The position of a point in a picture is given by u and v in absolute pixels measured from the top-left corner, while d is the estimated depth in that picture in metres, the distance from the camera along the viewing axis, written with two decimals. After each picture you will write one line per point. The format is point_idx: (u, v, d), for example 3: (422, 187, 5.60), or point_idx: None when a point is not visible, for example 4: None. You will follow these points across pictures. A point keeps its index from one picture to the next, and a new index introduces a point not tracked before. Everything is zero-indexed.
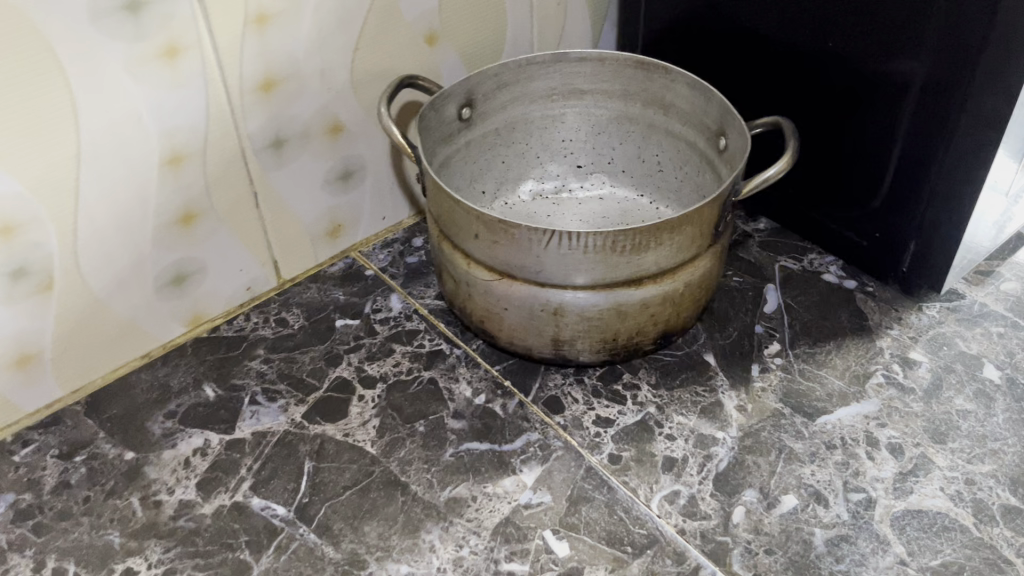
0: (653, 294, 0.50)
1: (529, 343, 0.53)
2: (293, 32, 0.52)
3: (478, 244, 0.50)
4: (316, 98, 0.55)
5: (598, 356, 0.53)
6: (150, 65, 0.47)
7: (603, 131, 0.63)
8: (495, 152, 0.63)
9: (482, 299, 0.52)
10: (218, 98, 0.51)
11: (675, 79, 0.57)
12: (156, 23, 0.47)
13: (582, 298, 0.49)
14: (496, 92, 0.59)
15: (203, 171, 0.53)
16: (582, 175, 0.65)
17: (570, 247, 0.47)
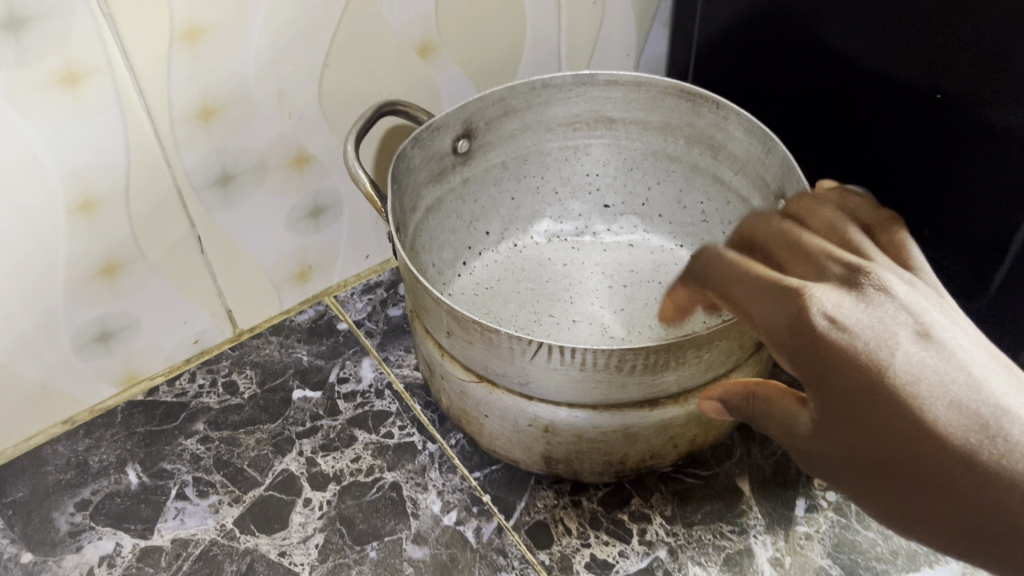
0: (674, 415, 0.39)
1: (514, 454, 0.42)
2: (237, 50, 0.41)
3: (451, 340, 0.38)
4: (272, 126, 0.44)
5: (602, 476, 0.42)
6: (42, 97, 0.37)
7: (637, 167, 0.51)
8: (502, 187, 0.51)
9: (459, 397, 0.42)
10: (141, 132, 0.41)
11: (729, 116, 0.44)
12: (46, 45, 0.36)
13: (580, 418, 0.38)
14: (503, 120, 0.47)
15: (126, 216, 0.43)
16: (609, 216, 0.54)
17: (563, 364, 0.35)
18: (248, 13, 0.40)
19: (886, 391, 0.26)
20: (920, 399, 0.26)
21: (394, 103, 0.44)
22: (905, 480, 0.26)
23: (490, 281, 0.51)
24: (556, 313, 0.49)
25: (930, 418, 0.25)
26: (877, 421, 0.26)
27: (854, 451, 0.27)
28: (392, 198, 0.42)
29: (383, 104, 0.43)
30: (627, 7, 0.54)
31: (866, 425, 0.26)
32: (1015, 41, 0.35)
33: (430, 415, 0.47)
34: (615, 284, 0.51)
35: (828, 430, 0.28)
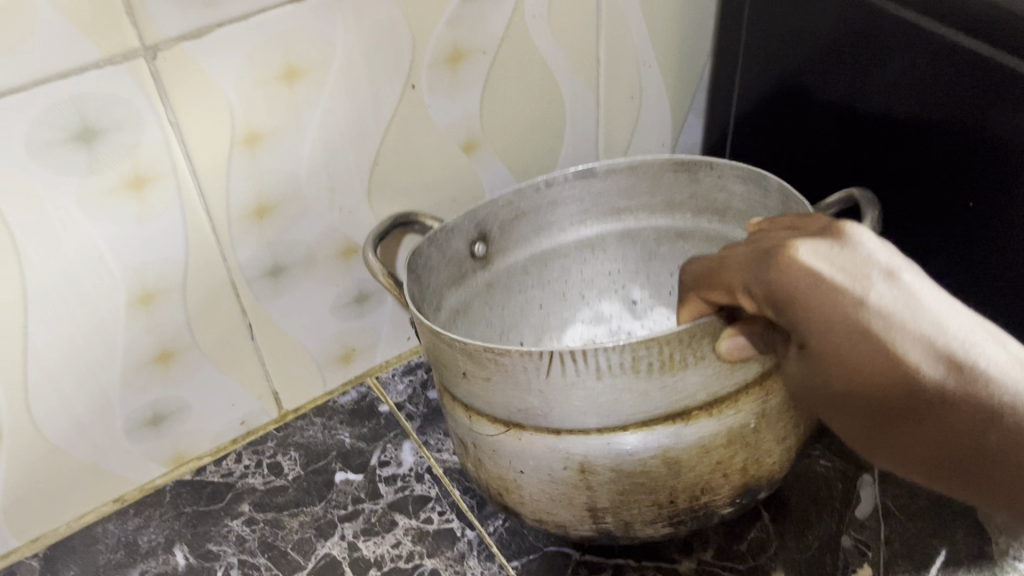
0: (716, 433, 0.37)
1: (554, 511, 0.40)
2: (292, 152, 0.43)
3: (469, 386, 0.38)
4: (322, 221, 0.46)
5: (656, 528, 0.40)
6: (110, 200, 0.39)
7: (655, 257, 0.53)
8: (528, 294, 0.52)
9: (492, 459, 0.40)
10: (200, 230, 0.43)
11: (730, 174, 0.46)
12: (117, 154, 0.38)
13: (616, 448, 0.37)
14: (517, 219, 0.49)
15: (182, 308, 0.45)
16: (639, 312, 0.55)
17: (581, 376, 0.34)
18: (304, 118, 0.42)
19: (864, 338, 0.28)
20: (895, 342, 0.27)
21: (406, 216, 0.46)
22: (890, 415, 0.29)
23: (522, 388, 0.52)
24: None
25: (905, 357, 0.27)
26: (857, 367, 0.28)
27: (846, 393, 0.29)
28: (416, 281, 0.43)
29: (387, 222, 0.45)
30: (662, 102, 0.56)
31: (854, 376, 0.28)
32: None
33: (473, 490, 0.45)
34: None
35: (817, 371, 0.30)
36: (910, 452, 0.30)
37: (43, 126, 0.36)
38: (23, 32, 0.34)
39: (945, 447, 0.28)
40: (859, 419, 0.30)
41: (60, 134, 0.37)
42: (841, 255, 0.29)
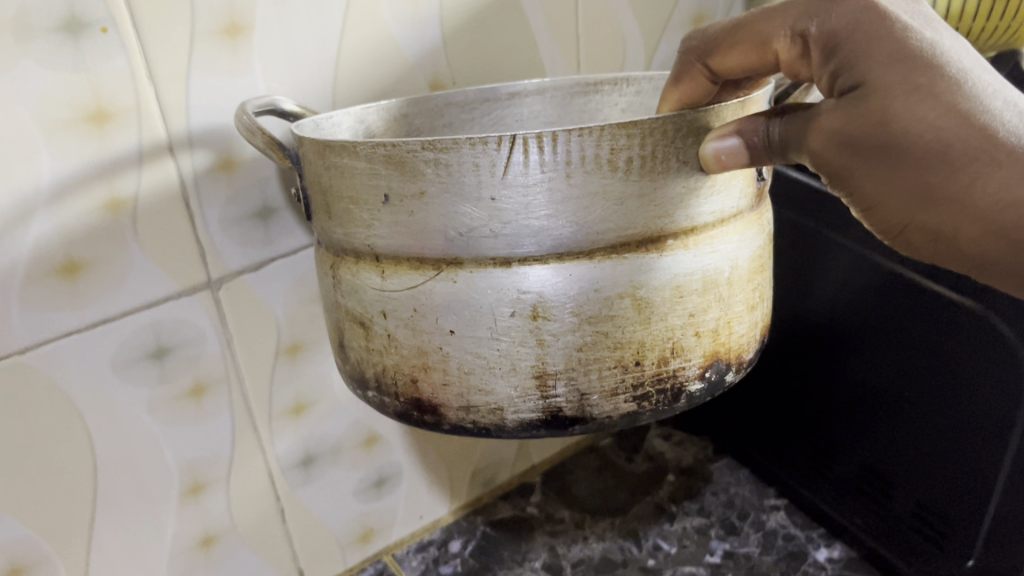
0: (688, 273, 0.32)
1: (493, 384, 0.32)
2: (325, 359, 0.51)
3: (390, 214, 0.31)
4: (348, 415, 0.54)
5: (618, 407, 0.32)
6: (173, 406, 0.46)
7: None
8: None
9: (410, 330, 0.32)
10: (245, 426, 0.50)
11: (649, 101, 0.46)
12: (182, 367, 0.46)
13: (575, 278, 0.30)
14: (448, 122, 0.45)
15: (226, 495, 0.50)
16: None
17: (545, 174, 0.28)
18: None
19: (928, 65, 0.27)
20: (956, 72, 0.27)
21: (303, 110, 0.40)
22: (944, 157, 0.28)
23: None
24: None
25: (967, 91, 0.27)
26: (921, 97, 0.27)
27: (889, 151, 0.28)
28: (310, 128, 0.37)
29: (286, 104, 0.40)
30: None
31: (917, 136, 0.27)
32: (923, 346, 0.45)
33: (381, 401, 0.35)
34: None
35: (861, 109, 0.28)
36: (947, 220, 0.30)
37: (126, 349, 0.43)
38: (120, 275, 0.42)
39: (991, 203, 0.29)
40: (896, 193, 0.29)
41: (138, 353, 0.44)
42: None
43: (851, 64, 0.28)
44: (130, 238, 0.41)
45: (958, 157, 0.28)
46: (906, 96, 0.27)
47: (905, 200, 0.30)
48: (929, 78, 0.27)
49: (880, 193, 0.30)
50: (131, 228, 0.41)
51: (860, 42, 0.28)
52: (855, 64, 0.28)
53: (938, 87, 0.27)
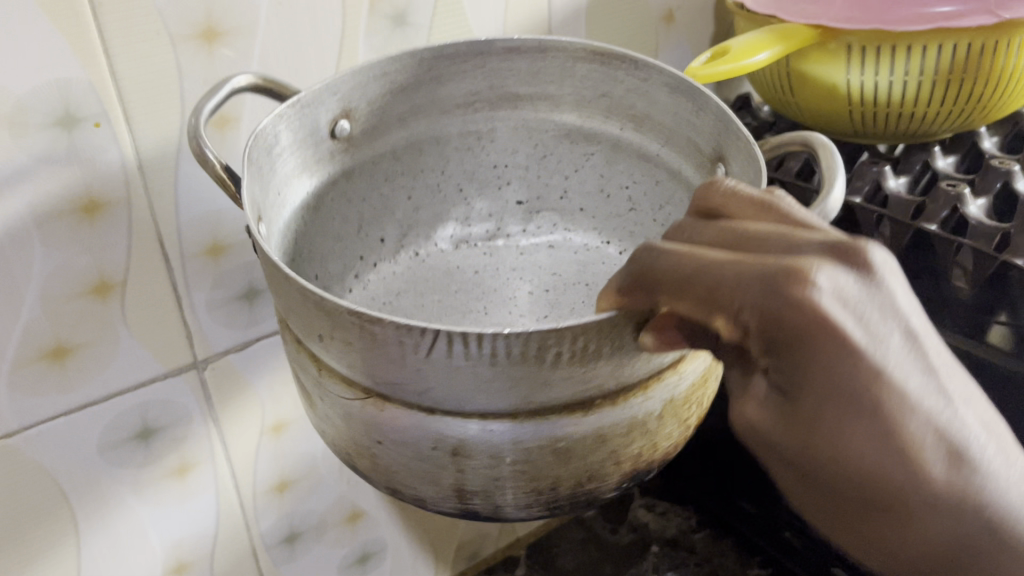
0: (615, 421, 0.29)
1: (415, 485, 0.31)
2: (309, 437, 0.53)
3: (323, 345, 0.28)
4: (331, 491, 0.55)
5: (529, 514, 0.31)
6: (158, 485, 0.47)
7: (551, 154, 0.46)
8: (394, 182, 0.44)
9: (346, 421, 0.31)
10: (229, 503, 0.51)
11: (670, 128, 0.40)
12: (169, 448, 0.47)
13: (498, 432, 0.28)
14: (336, 253, 0.42)
15: (209, 571, 0.52)
16: (524, 215, 0.48)
17: (473, 360, 0.25)
18: None
19: (874, 409, 0.21)
20: (914, 410, 0.21)
21: (265, 83, 0.36)
22: (872, 508, 0.22)
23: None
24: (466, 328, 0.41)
25: (921, 441, 0.21)
26: (851, 442, 0.21)
27: (808, 478, 0.22)
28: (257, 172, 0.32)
29: (246, 77, 0.35)
30: None
31: (838, 475, 0.22)
32: None
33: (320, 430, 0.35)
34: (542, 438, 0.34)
35: (786, 426, 0.22)
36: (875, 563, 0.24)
37: (112, 432, 0.44)
38: (108, 358, 0.43)
39: (921, 558, 0.23)
40: (822, 520, 0.23)
41: (124, 435, 0.45)
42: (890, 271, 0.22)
43: (790, 378, 0.21)
44: (118, 322, 0.42)
45: (889, 510, 0.22)
46: (836, 434, 0.21)
47: (836, 532, 0.24)
48: (868, 422, 0.21)
49: (802, 507, 0.24)
50: (119, 313, 0.42)
51: (795, 355, 0.21)
52: (796, 380, 0.21)
53: (877, 444, 0.21)
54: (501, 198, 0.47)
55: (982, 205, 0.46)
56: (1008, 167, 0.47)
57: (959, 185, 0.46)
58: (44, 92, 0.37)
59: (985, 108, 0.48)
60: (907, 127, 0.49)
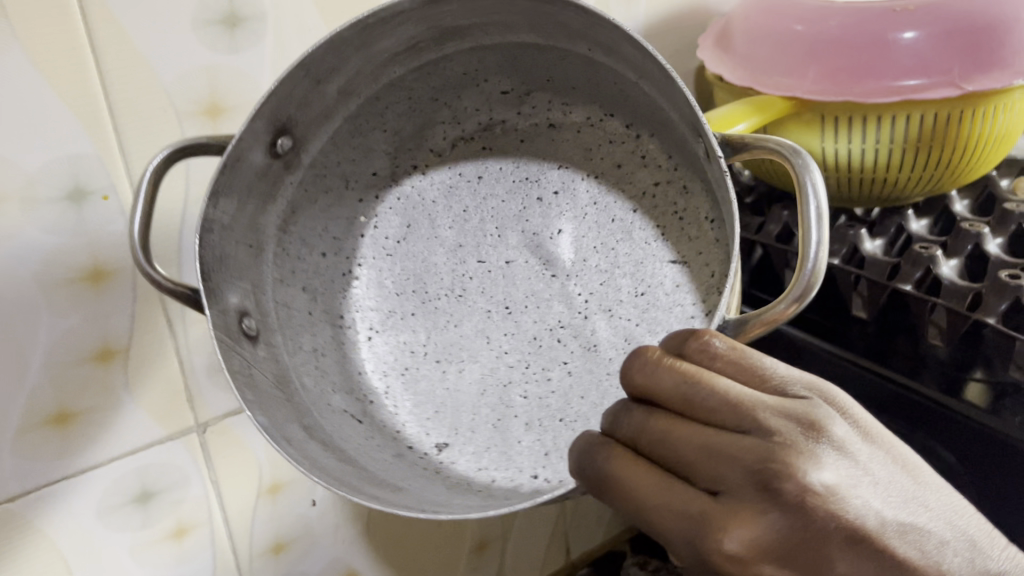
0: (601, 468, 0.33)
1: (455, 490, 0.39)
2: (305, 499, 0.53)
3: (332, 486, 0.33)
4: (327, 552, 0.56)
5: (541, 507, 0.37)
6: (155, 547, 0.48)
7: (519, 55, 0.43)
8: (363, 120, 0.43)
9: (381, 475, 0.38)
10: (225, 564, 0.51)
11: (643, 62, 0.37)
12: (166, 510, 0.48)
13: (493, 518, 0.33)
14: (326, 227, 0.44)
15: None
16: (515, 100, 0.47)
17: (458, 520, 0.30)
18: None
19: None
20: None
21: (193, 143, 0.36)
22: None
23: (403, 368, 0.45)
24: (485, 257, 0.46)
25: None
26: None
27: None
28: (222, 283, 0.36)
29: (164, 153, 0.35)
30: None
31: None
32: None
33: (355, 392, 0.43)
34: (567, 419, 0.42)
35: None
36: None
37: (113, 494, 0.45)
38: (111, 423, 0.44)
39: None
40: None
41: (123, 498, 0.46)
42: (826, 490, 0.27)
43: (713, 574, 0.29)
44: (121, 387, 0.44)
45: None
46: None
47: None
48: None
49: None
50: (123, 379, 0.43)
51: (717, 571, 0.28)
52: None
53: None
54: (486, 93, 0.47)
55: (954, 265, 0.48)
56: (978, 230, 0.48)
57: (931, 248, 0.48)
58: (53, 166, 0.38)
59: (955, 173, 0.51)
60: (880, 192, 0.52)
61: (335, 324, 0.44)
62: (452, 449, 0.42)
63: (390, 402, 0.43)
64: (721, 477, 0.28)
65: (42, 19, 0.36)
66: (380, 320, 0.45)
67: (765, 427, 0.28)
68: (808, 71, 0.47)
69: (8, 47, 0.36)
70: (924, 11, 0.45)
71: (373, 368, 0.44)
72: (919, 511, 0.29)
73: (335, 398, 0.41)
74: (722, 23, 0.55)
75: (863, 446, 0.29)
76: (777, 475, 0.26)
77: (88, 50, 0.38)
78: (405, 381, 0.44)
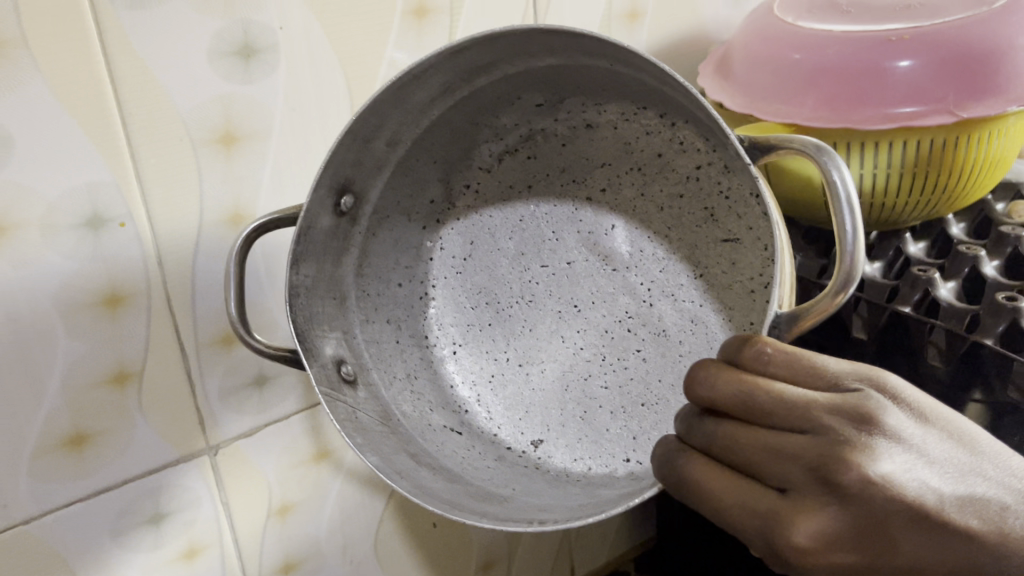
0: None
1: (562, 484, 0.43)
2: (315, 519, 0.54)
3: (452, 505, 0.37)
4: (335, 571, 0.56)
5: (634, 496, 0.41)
6: (167, 567, 0.49)
7: (548, 76, 0.43)
8: (410, 159, 0.44)
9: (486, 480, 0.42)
10: None
11: (664, 75, 0.37)
12: (179, 532, 0.48)
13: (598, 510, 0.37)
14: (398, 259, 0.47)
15: None
16: (547, 109, 0.47)
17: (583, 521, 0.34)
18: (324, 493, 0.54)
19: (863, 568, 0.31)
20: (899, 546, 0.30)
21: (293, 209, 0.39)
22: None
23: (490, 376, 0.48)
24: (546, 259, 0.49)
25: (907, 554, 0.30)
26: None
27: None
28: (314, 336, 0.39)
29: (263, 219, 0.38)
30: None
31: None
32: None
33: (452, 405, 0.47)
34: (649, 403, 0.45)
35: None
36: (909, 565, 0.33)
37: (126, 516, 0.46)
38: (125, 446, 0.45)
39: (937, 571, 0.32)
40: None
41: (137, 519, 0.46)
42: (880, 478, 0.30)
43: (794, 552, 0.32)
44: (135, 410, 0.44)
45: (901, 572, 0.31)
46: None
47: None
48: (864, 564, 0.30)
49: None
50: (137, 401, 0.44)
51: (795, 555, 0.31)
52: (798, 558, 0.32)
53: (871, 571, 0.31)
54: (522, 108, 0.46)
55: (952, 287, 0.49)
56: (975, 253, 0.49)
57: (930, 270, 0.49)
58: (73, 195, 0.40)
59: (952, 197, 0.52)
60: (879, 216, 0.53)
61: (421, 345, 0.48)
62: (548, 444, 0.46)
63: (483, 409, 0.47)
64: (788, 476, 0.31)
65: (66, 51, 0.38)
66: (461, 334, 0.48)
67: (824, 425, 0.31)
68: (807, 98, 0.48)
69: (31, 77, 0.37)
70: (919, 39, 0.46)
71: (462, 380, 0.48)
72: (976, 481, 0.32)
73: (434, 417, 0.45)
74: (722, 50, 0.56)
75: (917, 429, 0.32)
76: (836, 472, 0.30)
77: (107, 81, 0.39)
78: (494, 387, 0.47)
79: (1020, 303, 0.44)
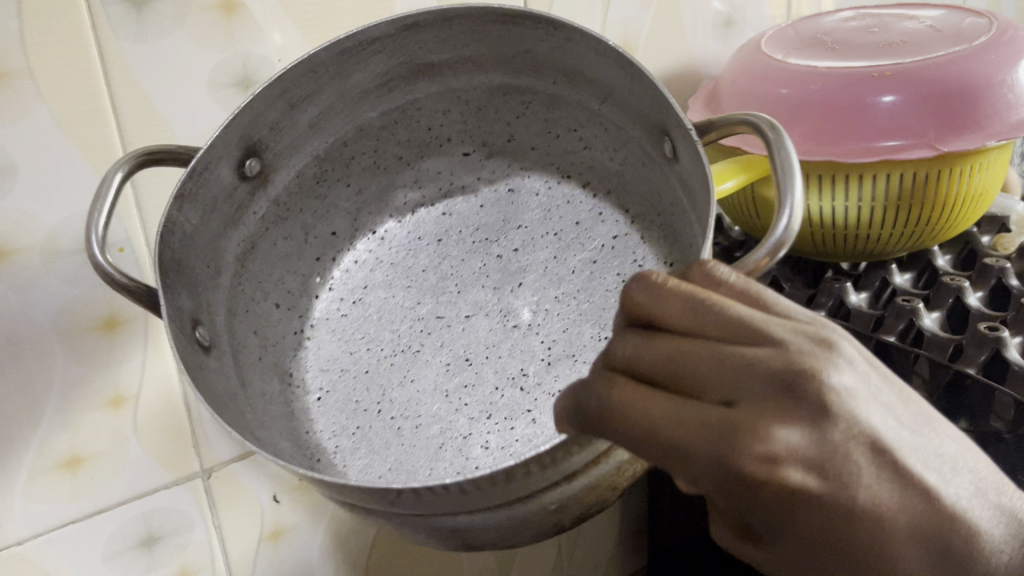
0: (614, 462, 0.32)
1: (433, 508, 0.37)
2: (305, 544, 0.54)
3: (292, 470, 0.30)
4: None
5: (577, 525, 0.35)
6: None
7: (492, 101, 0.46)
8: (326, 161, 0.45)
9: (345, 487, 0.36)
10: None
11: (608, 81, 0.40)
12: (170, 553, 0.49)
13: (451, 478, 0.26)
14: (281, 278, 0.46)
15: None
16: (472, 163, 0.50)
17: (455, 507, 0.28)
18: (315, 519, 0.54)
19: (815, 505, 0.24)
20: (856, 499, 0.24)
21: (149, 153, 0.36)
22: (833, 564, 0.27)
23: (356, 428, 0.43)
24: (443, 316, 0.47)
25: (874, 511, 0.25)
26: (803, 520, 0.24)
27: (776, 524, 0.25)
28: (181, 286, 0.36)
29: (126, 163, 0.35)
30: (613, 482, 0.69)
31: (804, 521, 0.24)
32: None
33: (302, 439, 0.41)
34: None
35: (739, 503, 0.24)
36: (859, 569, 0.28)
37: (117, 538, 0.47)
38: (117, 468, 0.45)
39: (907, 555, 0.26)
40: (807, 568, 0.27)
41: (127, 543, 0.47)
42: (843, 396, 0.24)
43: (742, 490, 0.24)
44: (131, 433, 0.45)
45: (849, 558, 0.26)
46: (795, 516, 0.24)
47: None
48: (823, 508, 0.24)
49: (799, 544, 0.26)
50: (132, 424, 0.45)
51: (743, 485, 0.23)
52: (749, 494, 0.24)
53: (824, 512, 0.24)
54: (449, 154, 0.49)
55: (936, 317, 0.50)
56: (958, 283, 0.50)
57: (913, 299, 0.50)
58: (75, 221, 0.40)
59: (935, 229, 0.53)
60: (864, 246, 0.54)
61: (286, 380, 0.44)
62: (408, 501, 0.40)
63: (341, 460, 0.42)
64: (739, 384, 0.24)
65: (70, 81, 0.39)
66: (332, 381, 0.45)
67: (781, 338, 0.25)
68: (792, 132, 0.49)
69: (36, 109, 0.38)
70: (900, 76, 0.48)
71: (324, 430, 0.43)
72: None
73: (283, 443, 0.40)
74: (710, 87, 0.58)
75: None
76: None
77: (110, 111, 0.40)
78: (357, 440, 0.43)
79: (1001, 332, 0.45)
